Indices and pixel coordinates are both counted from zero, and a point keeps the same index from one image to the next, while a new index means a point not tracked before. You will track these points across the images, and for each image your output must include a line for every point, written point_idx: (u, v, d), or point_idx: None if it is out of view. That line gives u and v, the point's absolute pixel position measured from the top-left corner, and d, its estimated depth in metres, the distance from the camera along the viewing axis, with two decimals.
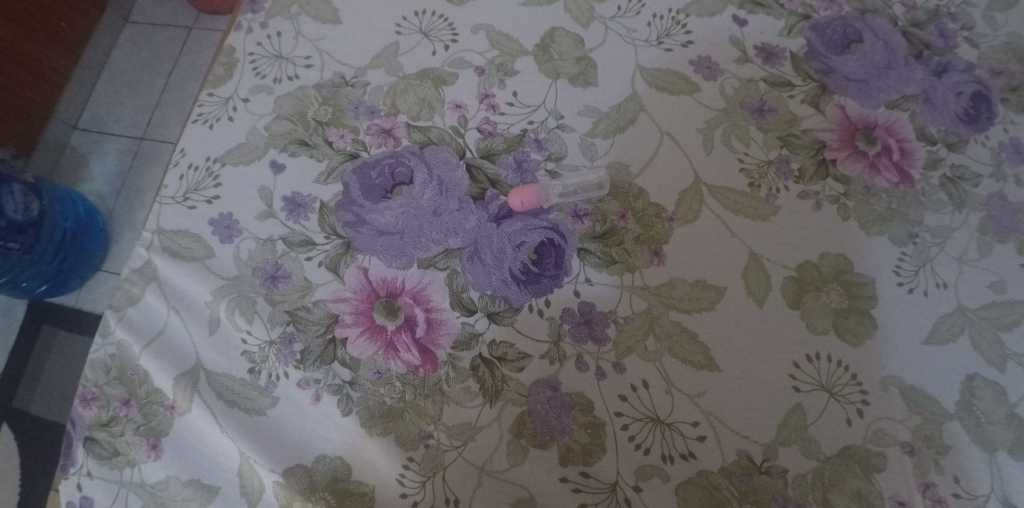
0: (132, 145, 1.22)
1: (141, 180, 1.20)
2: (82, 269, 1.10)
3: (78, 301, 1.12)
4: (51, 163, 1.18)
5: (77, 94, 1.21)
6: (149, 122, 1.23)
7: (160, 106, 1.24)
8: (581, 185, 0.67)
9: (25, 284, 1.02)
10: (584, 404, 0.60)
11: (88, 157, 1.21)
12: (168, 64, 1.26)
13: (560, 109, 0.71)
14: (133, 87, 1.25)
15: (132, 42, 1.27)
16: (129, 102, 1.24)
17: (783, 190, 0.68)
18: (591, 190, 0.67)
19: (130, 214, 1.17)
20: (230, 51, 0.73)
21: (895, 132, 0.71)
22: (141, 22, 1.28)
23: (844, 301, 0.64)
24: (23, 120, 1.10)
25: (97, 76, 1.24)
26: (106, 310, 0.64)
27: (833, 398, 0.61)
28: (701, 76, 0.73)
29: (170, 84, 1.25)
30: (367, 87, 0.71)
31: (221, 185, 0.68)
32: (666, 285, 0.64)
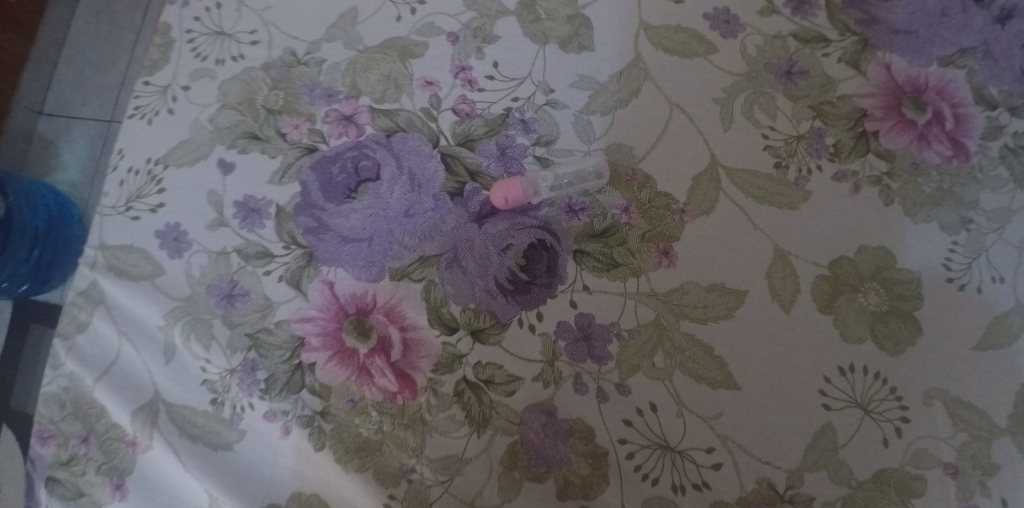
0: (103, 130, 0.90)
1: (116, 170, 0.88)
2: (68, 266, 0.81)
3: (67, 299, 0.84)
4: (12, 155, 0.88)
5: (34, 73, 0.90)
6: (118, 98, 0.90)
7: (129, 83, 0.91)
8: (575, 174, 0.58)
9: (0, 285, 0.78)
10: (583, 431, 0.53)
11: (65, 144, 0.90)
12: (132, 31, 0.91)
13: (549, 81, 0.61)
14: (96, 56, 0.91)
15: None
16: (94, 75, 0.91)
17: (815, 170, 0.58)
18: (588, 180, 0.57)
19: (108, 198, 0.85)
20: (165, 29, 0.63)
21: (948, 94, 0.60)
22: None
23: (884, 303, 0.55)
24: None
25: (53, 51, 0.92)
26: (55, 339, 0.58)
27: (868, 416, 0.53)
28: (718, 33, 0.62)
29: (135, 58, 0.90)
30: (322, 64, 0.61)
31: (165, 191, 0.60)
32: (677, 291, 0.55)
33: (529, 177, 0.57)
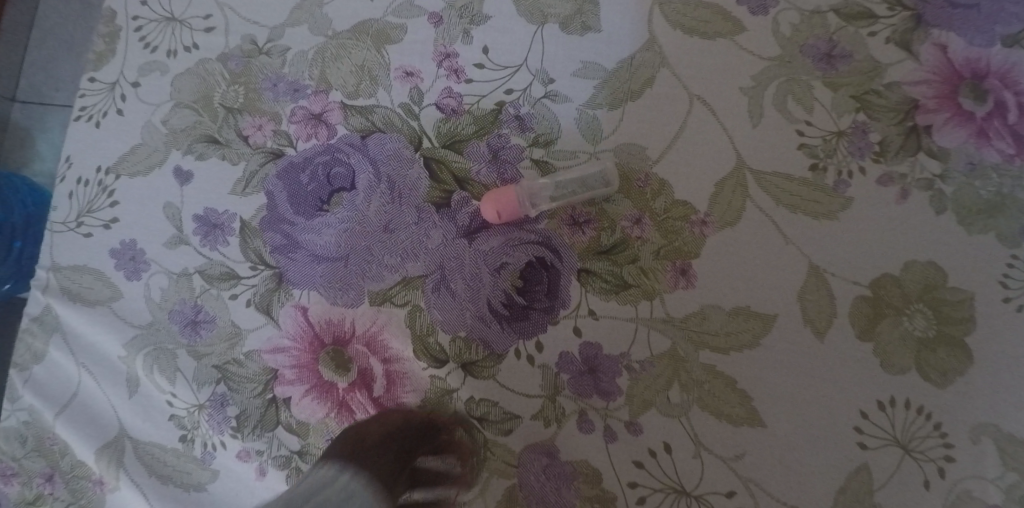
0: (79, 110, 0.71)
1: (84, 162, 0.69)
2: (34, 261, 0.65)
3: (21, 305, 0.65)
4: None
5: None
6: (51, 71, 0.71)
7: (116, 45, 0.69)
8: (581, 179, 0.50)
9: None
10: (589, 474, 0.48)
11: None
12: None
13: (548, 69, 0.52)
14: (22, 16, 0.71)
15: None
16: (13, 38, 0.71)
17: (856, 173, 0.50)
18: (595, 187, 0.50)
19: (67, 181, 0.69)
20: (110, 17, 0.56)
21: (1015, 80, 0.51)
22: None
23: (930, 328, 0.49)
24: None
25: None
26: (11, 370, 0.53)
27: (908, 456, 0.48)
28: (746, 8, 0.53)
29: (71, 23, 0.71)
30: (286, 54, 0.53)
31: (118, 204, 0.53)
32: (695, 316, 0.49)
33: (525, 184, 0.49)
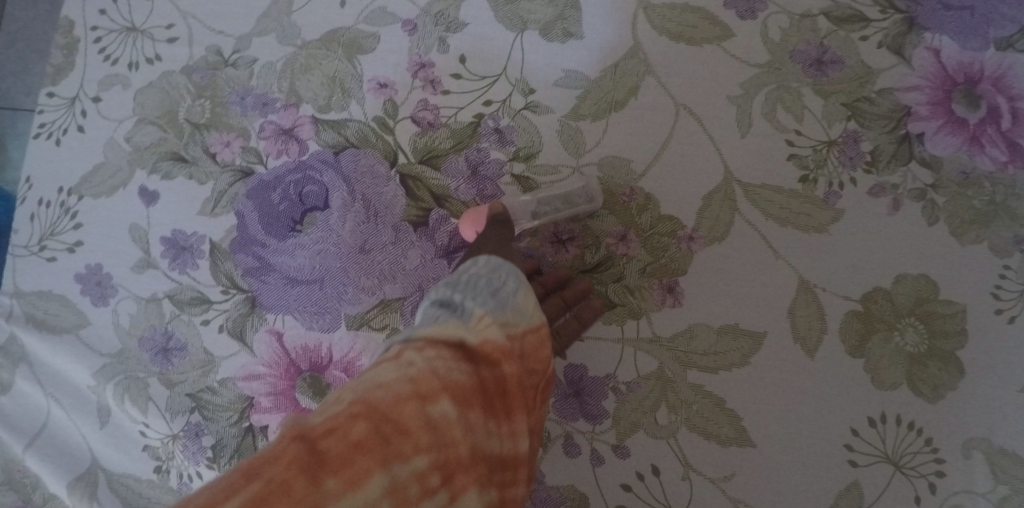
0: None
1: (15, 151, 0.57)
2: None
3: None
4: None
5: None
6: None
7: None
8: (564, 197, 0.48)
9: None
10: (576, 499, 0.47)
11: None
12: None
13: (529, 79, 0.50)
14: None
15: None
16: None
17: (847, 184, 0.49)
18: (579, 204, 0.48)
19: None
20: (68, 27, 0.53)
21: (1009, 84, 0.49)
22: None
23: (922, 343, 0.48)
24: None
25: None
26: None
27: (899, 472, 0.47)
28: (734, 12, 0.51)
29: None
30: (253, 66, 0.50)
31: (82, 226, 0.51)
32: (683, 335, 0.47)
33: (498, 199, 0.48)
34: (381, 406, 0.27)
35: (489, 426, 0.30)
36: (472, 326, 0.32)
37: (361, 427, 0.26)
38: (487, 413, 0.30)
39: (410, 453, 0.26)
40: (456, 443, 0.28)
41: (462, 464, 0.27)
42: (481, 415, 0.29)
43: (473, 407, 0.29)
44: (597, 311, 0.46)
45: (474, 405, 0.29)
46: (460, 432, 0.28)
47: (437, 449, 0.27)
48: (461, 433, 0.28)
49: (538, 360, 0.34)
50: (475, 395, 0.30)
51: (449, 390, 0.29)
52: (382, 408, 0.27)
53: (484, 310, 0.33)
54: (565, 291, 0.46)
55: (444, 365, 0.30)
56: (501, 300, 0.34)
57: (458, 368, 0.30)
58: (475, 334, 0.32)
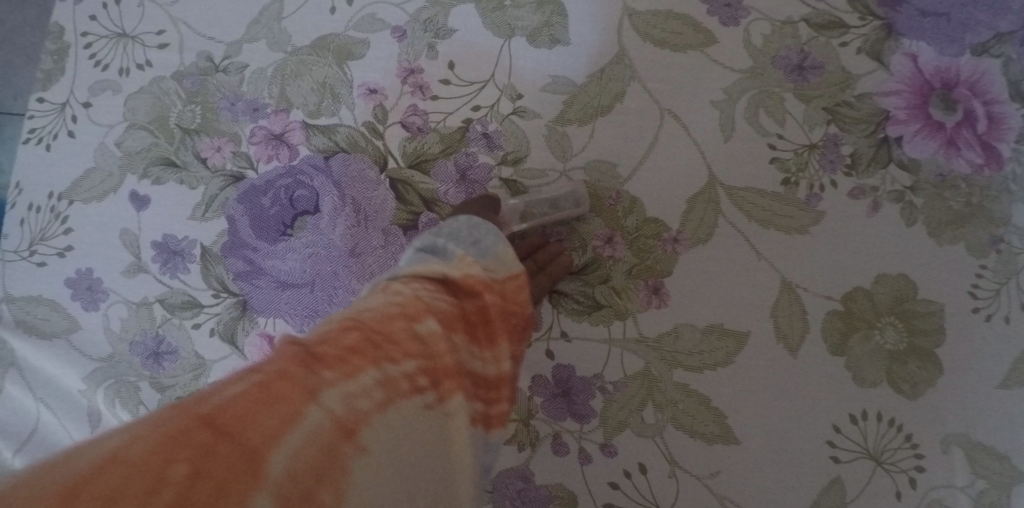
0: None
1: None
2: None
3: None
4: None
5: None
6: None
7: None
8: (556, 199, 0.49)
9: None
10: (565, 497, 0.47)
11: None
12: None
13: (517, 85, 0.51)
14: None
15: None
16: None
17: (828, 187, 0.50)
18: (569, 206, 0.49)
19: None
20: (58, 32, 0.53)
21: (984, 89, 0.51)
22: None
23: (901, 341, 0.49)
24: None
25: None
26: None
27: (880, 468, 0.48)
28: (717, 18, 0.52)
29: None
30: (243, 71, 0.51)
31: (73, 231, 0.51)
32: (669, 335, 0.48)
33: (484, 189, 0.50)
34: (372, 319, 0.28)
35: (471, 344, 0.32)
36: (456, 263, 0.34)
37: (355, 334, 0.27)
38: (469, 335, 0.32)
39: (400, 357, 0.28)
40: (443, 352, 0.29)
41: (447, 371, 0.29)
42: (464, 338, 0.31)
43: (456, 330, 0.31)
44: (565, 264, 0.47)
45: (457, 326, 0.31)
46: (446, 346, 0.30)
47: (425, 357, 0.29)
48: (447, 347, 0.30)
49: (517, 301, 0.36)
50: (458, 317, 0.32)
51: (435, 312, 0.30)
52: (374, 322, 0.28)
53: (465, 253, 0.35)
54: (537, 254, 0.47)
55: (429, 293, 0.31)
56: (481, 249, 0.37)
57: (443, 295, 0.32)
58: (457, 269, 0.34)
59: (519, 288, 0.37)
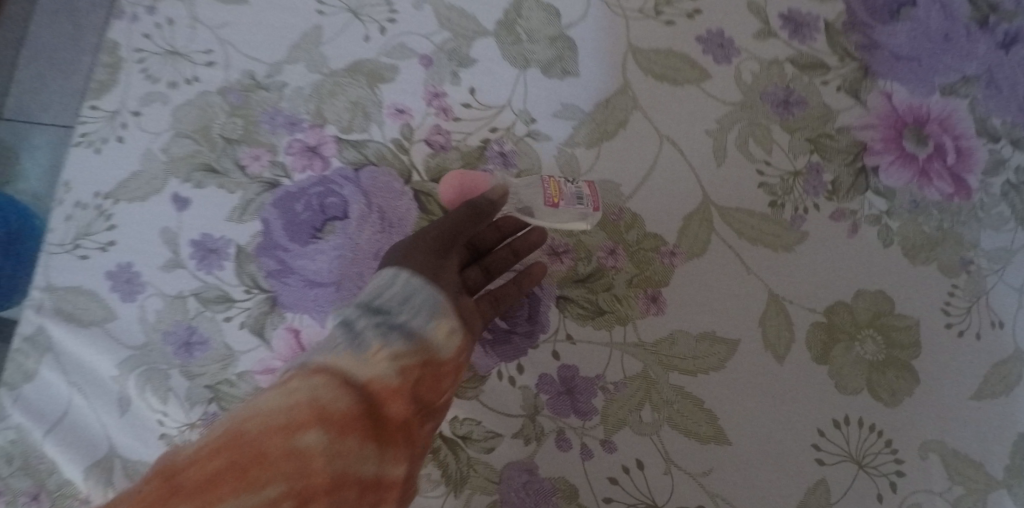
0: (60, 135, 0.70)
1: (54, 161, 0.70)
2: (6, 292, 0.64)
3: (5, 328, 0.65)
4: None
5: None
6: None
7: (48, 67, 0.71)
8: (566, 196, 0.49)
9: None
10: (567, 490, 0.50)
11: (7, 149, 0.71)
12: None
13: (531, 110, 0.56)
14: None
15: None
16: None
17: (812, 209, 0.55)
18: (578, 205, 0.50)
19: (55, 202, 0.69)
20: (112, 48, 0.57)
21: (951, 126, 0.57)
22: None
23: (880, 352, 0.53)
24: None
25: None
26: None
27: (862, 472, 0.51)
28: (712, 57, 0.58)
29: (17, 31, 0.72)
30: (284, 89, 0.56)
31: (116, 227, 0.55)
32: (666, 340, 0.52)
33: (484, 174, 0.52)
34: (250, 440, 0.33)
35: (365, 448, 0.35)
36: (365, 363, 0.38)
37: (224, 460, 0.32)
38: (368, 430, 0.36)
39: (265, 483, 0.32)
40: (316, 471, 0.33)
41: (320, 490, 0.33)
42: (358, 442, 0.35)
43: (344, 440, 0.35)
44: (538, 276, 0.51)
45: (352, 426, 0.35)
46: (321, 464, 0.33)
47: (298, 476, 0.33)
48: (323, 463, 0.33)
49: (425, 393, 0.41)
50: (352, 422, 0.35)
51: (326, 414, 0.35)
52: (254, 441, 0.33)
53: (379, 346, 0.39)
54: (517, 240, 0.51)
55: (326, 397, 0.35)
56: (403, 331, 0.40)
57: (339, 401, 0.36)
58: (364, 373, 0.38)
59: (435, 380, 0.41)
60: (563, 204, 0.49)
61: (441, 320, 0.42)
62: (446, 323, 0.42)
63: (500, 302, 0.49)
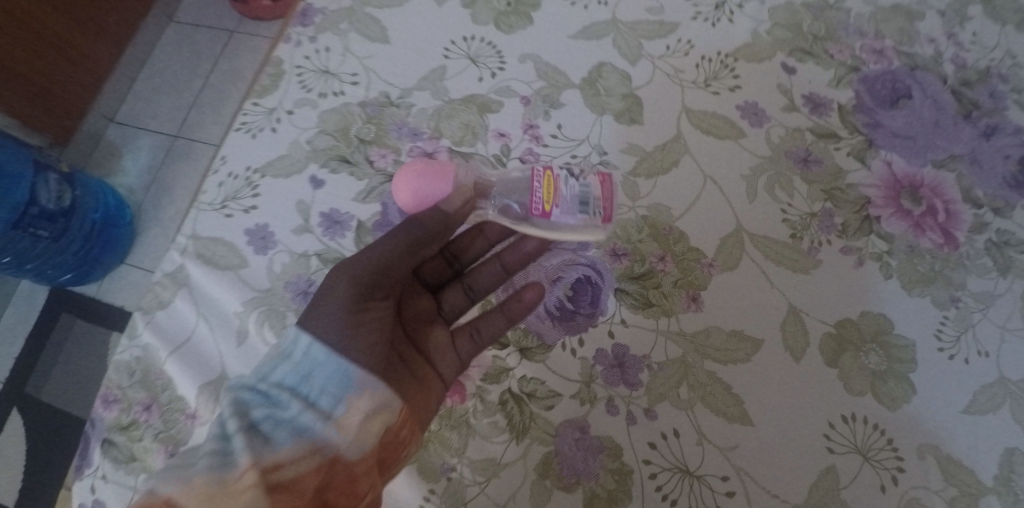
0: (166, 142, 1.36)
1: (168, 177, 1.34)
2: (107, 258, 1.23)
3: (99, 290, 1.25)
4: (87, 154, 1.33)
5: (117, 90, 1.37)
6: (184, 119, 1.38)
7: (196, 105, 1.39)
8: (566, 206, 0.60)
9: (51, 272, 1.17)
10: (612, 449, 0.59)
11: (120, 151, 1.36)
12: (208, 65, 1.41)
13: (604, 144, 0.71)
14: (172, 85, 1.40)
15: (172, 41, 1.43)
16: (166, 99, 1.39)
17: (825, 243, 0.67)
18: (581, 216, 0.60)
19: (157, 209, 1.31)
20: (278, 63, 0.73)
21: (941, 192, 0.70)
22: (184, 23, 1.44)
23: (882, 363, 0.62)
24: (66, 111, 1.25)
25: (137, 74, 1.40)
26: (137, 312, 0.65)
27: (867, 462, 0.59)
28: (747, 122, 0.73)
29: (208, 83, 1.40)
30: (411, 108, 0.71)
31: (260, 195, 0.68)
32: (702, 333, 0.63)
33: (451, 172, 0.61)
34: None
35: None
36: (228, 484, 0.46)
37: None
38: None
39: None
40: None
41: None
42: None
43: None
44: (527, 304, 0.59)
45: None
46: None
47: None
48: None
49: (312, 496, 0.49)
50: None
51: None
52: None
53: (249, 465, 0.47)
54: (507, 256, 0.64)
55: None
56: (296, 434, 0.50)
57: None
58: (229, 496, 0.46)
59: (326, 485, 0.50)
60: (563, 211, 0.60)
61: (336, 426, 0.52)
62: (346, 423, 0.52)
63: (478, 336, 0.61)
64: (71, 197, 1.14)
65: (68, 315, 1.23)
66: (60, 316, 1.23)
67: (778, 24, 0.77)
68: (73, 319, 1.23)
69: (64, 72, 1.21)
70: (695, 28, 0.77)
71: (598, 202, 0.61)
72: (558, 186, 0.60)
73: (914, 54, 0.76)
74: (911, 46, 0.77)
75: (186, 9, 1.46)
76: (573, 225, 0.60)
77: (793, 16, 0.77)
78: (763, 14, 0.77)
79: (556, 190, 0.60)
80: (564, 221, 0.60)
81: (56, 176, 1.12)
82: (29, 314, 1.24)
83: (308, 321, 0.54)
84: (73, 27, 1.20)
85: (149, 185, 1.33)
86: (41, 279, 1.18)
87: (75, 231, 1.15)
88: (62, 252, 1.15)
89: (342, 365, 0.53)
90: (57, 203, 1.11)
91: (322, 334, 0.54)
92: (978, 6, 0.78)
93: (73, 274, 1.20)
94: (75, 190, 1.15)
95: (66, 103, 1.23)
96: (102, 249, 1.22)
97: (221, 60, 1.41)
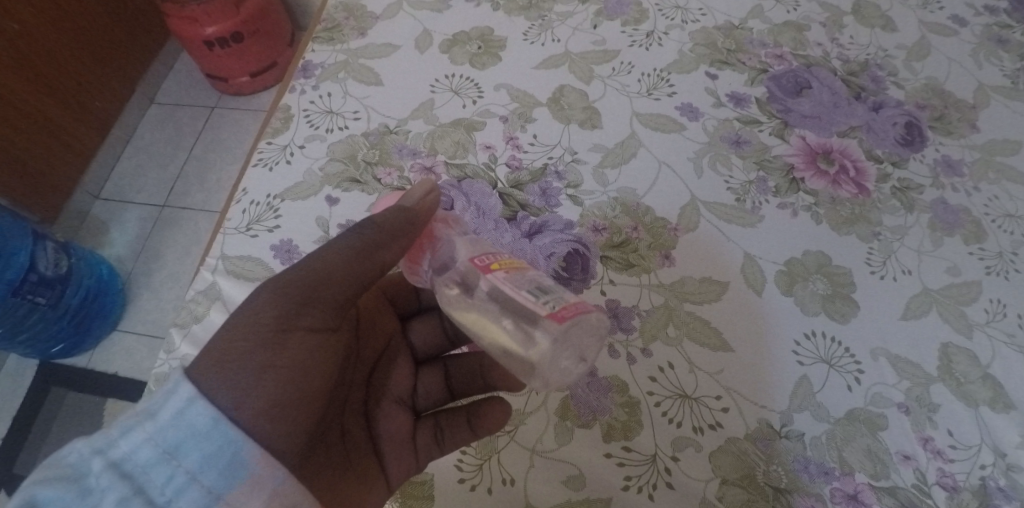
0: (154, 212, 1.49)
1: (157, 243, 1.46)
2: (98, 329, 1.34)
3: (89, 361, 1.34)
4: (74, 229, 1.44)
5: (102, 169, 1.51)
6: (170, 190, 1.52)
7: (182, 177, 1.53)
8: (515, 277, 0.50)
9: (42, 343, 1.27)
10: (619, 385, 0.69)
11: (107, 225, 1.48)
12: (191, 140, 1.57)
13: (573, 146, 0.85)
14: (156, 162, 1.55)
15: (154, 119, 1.60)
16: (150, 174, 1.54)
17: (764, 203, 0.81)
18: (525, 291, 0.48)
19: (147, 275, 1.42)
20: (287, 109, 0.87)
21: (849, 154, 0.85)
22: (164, 104, 1.62)
23: (828, 288, 0.74)
24: (53, 189, 1.37)
25: (121, 152, 1.55)
26: (173, 329, 0.73)
27: (832, 369, 0.69)
28: (686, 118, 0.87)
29: (191, 157, 1.55)
30: (408, 134, 0.85)
31: (280, 216, 0.79)
32: (678, 282, 0.75)
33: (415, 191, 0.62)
34: None
35: None
36: None
37: None
38: None
39: None
40: None
41: None
42: None
43: None
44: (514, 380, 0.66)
45: None
46: None
47: None
48: None
49: None
50: None
51: None
52: None
53: None
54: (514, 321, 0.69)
55: None
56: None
57: None
58: None
59: None
60: (507, 276, 0.50)
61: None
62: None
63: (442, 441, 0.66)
64: (67, 265, 1.25)
65: (58, 385, 1.31)
66: (49, 391, 1.31)
67: (698, 43, 0.94)
68: (64, 389, 1.31)
69: (53, 152, 1.34)
70: (633, 52, 0.93)
71: (564, 301, 0.48)
72: (525, 269, 0.52)
73: (808, 56, 0.93)
74: (805, 50, 0.94)
75: (164, 92, 1.63)
76: (513, 291, 0.48)
77: (708, 36, 0.94)
78: (685, 38, 0.94)
79: (522, 267, 0.52)
80: (506, 283, 0.49)
81: (52, 245, 1.23)
82: (18, 388, 1.31)
83: (203, 361, 0.49)
84: (61, 111, 1.34)
85: (139, 253, 1.45)
86: (32, 350, 1.27)
87: (68, 297, 1.26)
88: (54, 319, 1.25)
89: (233, 440, 0.46)
90: (55, 270, 1.22)
91: (214, 383, 0.48)
92: (850, 17, 0.97)
93: (64, 344, 1.30)
94: (69, 259, 1.27)
95: (54, 179, 1.36)
96: (95, 319, 1.33)
97: (203, 134, 1.58)
